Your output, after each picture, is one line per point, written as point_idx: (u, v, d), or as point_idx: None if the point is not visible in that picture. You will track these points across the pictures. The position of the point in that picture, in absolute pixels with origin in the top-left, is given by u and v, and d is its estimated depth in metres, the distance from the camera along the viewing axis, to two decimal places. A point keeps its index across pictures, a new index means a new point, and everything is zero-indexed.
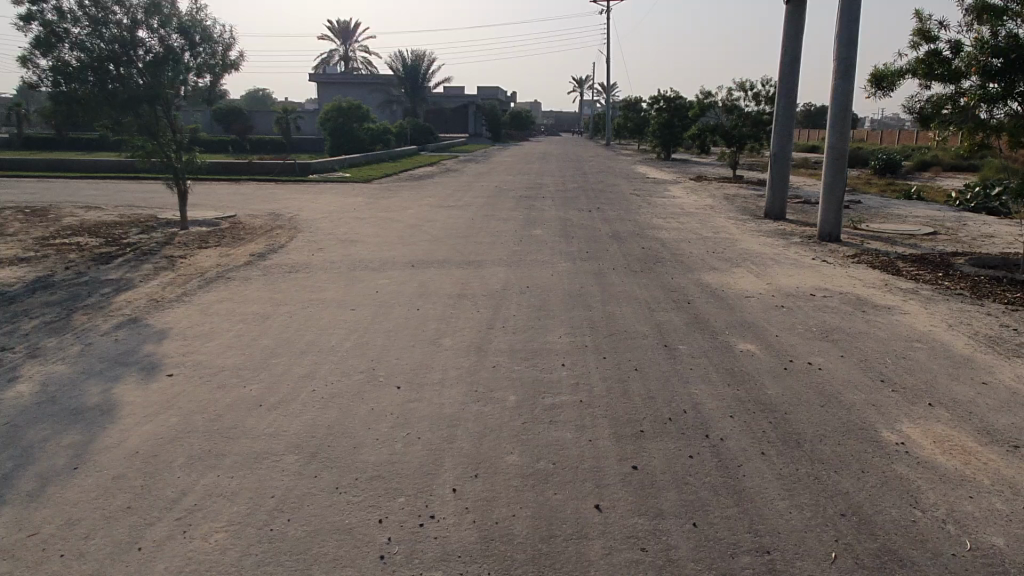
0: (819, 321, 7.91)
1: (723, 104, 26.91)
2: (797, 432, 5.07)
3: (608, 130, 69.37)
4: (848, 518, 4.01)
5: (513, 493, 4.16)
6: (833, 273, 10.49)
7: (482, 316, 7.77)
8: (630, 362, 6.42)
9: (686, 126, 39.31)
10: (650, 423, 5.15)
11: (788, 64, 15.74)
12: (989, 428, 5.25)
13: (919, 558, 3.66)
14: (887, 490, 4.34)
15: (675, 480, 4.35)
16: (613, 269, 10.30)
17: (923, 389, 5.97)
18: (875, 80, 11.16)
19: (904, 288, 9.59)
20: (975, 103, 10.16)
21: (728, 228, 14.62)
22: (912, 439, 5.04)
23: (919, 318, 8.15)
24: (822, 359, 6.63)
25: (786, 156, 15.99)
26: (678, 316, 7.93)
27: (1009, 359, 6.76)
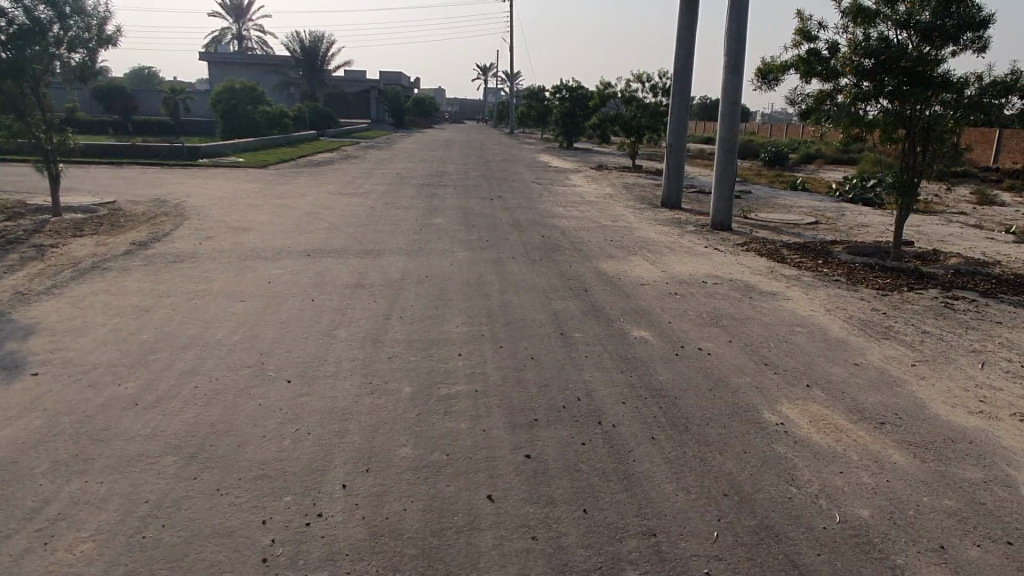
0: (709, 307, 8.21)
1: (622, 95, 27.55)
2: (685, 416, 5.23)
3: (511, 119, 69.74)
4: (731, 498, 4.17)
5: (404, 487, 4.08)
6: (723, 261, 10.92)
7: (379, 306, 7.63)
8: (527, 351, 6.45)
9: (587, 117, 40.01)
10: (544, 412, 5.18)
11: (683, 58, 16.18)
12: (859, 406, 5.60)
13: (794, 533, 3.85)
14: (766, 469, 4.54)
15: (567, 468, 4.40)
16: (513, 258, 10.34)
17: (801, 371, 6.30)
18: (761, 74, 11.63)
19: (787, 275, 10.10)
20: (851, 99, 10.78)
21: (625, 217, 14.96)
22: (791, 419, 5.30)
23: (800, 303, 8.61)
24: (711, 344, 6.89)
25: (681, 148, 16.49)
26: (575, 304, 8.04)
27: (878, 341, 7.25)
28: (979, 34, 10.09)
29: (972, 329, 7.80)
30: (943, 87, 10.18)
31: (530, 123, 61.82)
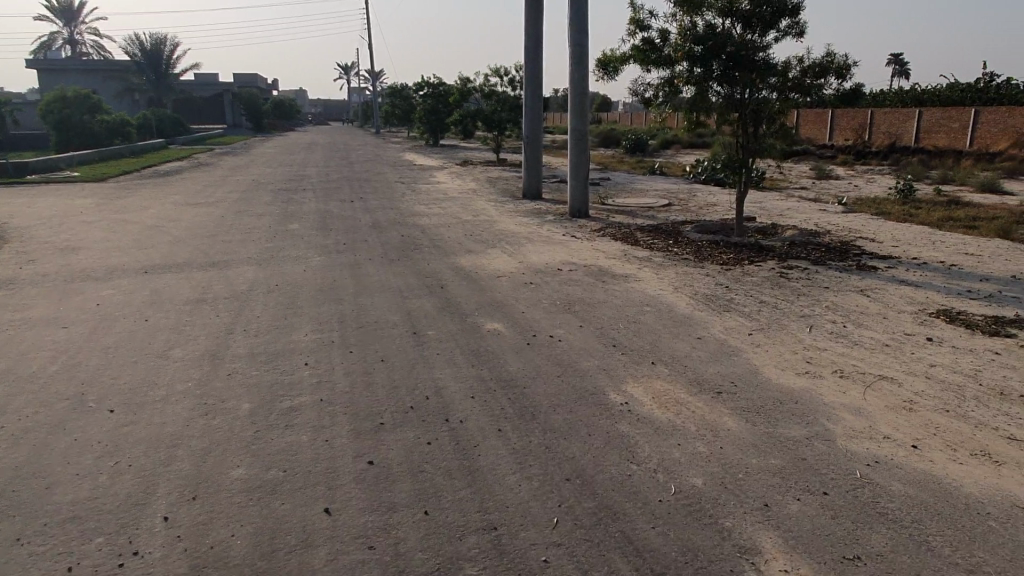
0: (563, 294, 8.35)
1: (481, 90, 27.70)
2: (532, 405, 5.26)
3: (376, 118, 68.51)
4: (572, 482, 4.22)
5: (234, 510, 3.86)
6: (580, 247, 11.16)
7: (221, 321, 7.21)
8: (377, 354, 6.29)
9: (451, 112, 39.91)
10: (390, 415, 5.06)
11: (533, 51, 16.37)
12: (699, 378, 5.84)
13: (631, 509, 3.94)
14: (609, 449, 4.64)
15: (410, 469, 4.32)
16: (369, 260, 10.13)
17: (647, 350, 6.50)
18: (602, 64, 11.97)
19: (639, 257, 10.45)
20: (686, 84, 11.29)
21: (487, 210, 15.02)
22: (634, 397, 5.45)
23: (650, 283, 8.93)
24: (562, 331, 6.99)
25: (537, 140, 16.76)
26: (430, 301, 7.94)
27: (719, 314, 7.62)
28: (794, 21, 10.82)
29: (803, 295, 8.35)
30: (767, 71, 10.87)
31: (395, 121, 61.09)
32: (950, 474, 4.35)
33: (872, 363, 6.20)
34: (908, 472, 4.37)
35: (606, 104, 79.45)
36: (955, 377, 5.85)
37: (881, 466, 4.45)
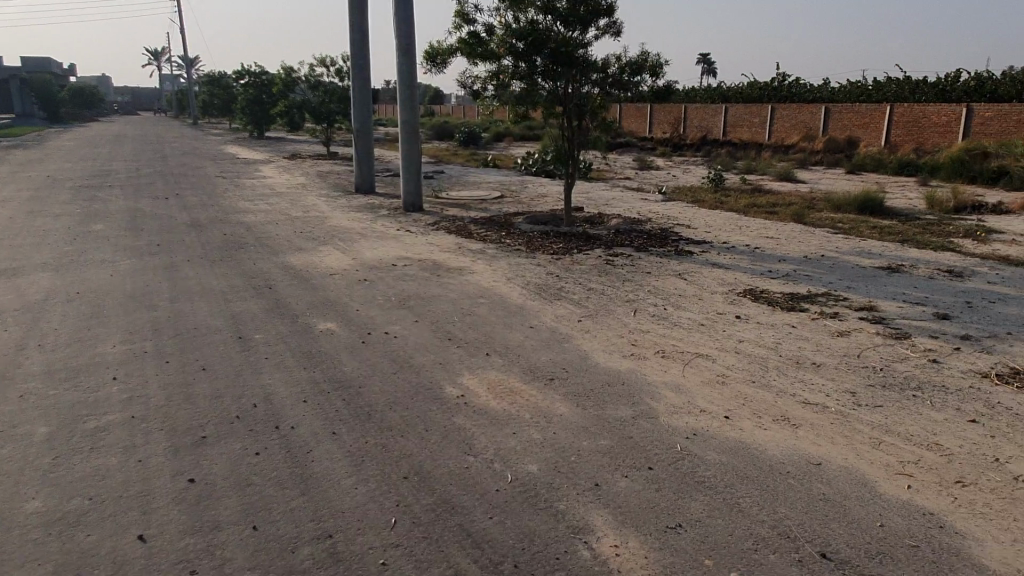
0: (398, 290, 8.24)
1: (306, 80, 26.68)
2: (368, 404, 5.15)
3: (193, 109, 64.02)
4: (409, 480, 4.17)
5: (29, 549, 3.44)
6: (414, 242, 11.07)
7: (11, 336, 6.41)
8: (197, 362, 5.87)
9: (275, 103, 38.13)
10: (214, 426, 4.74)
11: (359, 41, 15.97)
12: (532, 367, 5.99)
13: (469, 502, 3.96)
14: (446, 443, 4.63)
15: (237, 483, 4.07)
16: (188, 261, 9.44)
17: (482, 342, 6.57)
18: (429, 57, 11.92)
19: (473, 250, 10.55)
20: (513, 78, 11.46)
21: (318, 206, 14.51)
22: (471, 389, 5.49)
23: (484, 275, 9.03)
24: (397, 327, 6.90)
25: (367, 133, 16.43)
26: (257, 303, 7.54)
27: (551, 303, 7.86)
28: (610, 20, 11.37)
29: (628, 281, 8.81)
30: (587, 66, 11.31)
31: (215, 111, 57.42)
32: (756, 440, 4.76)
33: (690, 342, 6.66)
34: (721, 442, 4.74)
35: (439, 97, 79.57)
36: (760, 351, 6.43)
37: (698, 438, 4.79)
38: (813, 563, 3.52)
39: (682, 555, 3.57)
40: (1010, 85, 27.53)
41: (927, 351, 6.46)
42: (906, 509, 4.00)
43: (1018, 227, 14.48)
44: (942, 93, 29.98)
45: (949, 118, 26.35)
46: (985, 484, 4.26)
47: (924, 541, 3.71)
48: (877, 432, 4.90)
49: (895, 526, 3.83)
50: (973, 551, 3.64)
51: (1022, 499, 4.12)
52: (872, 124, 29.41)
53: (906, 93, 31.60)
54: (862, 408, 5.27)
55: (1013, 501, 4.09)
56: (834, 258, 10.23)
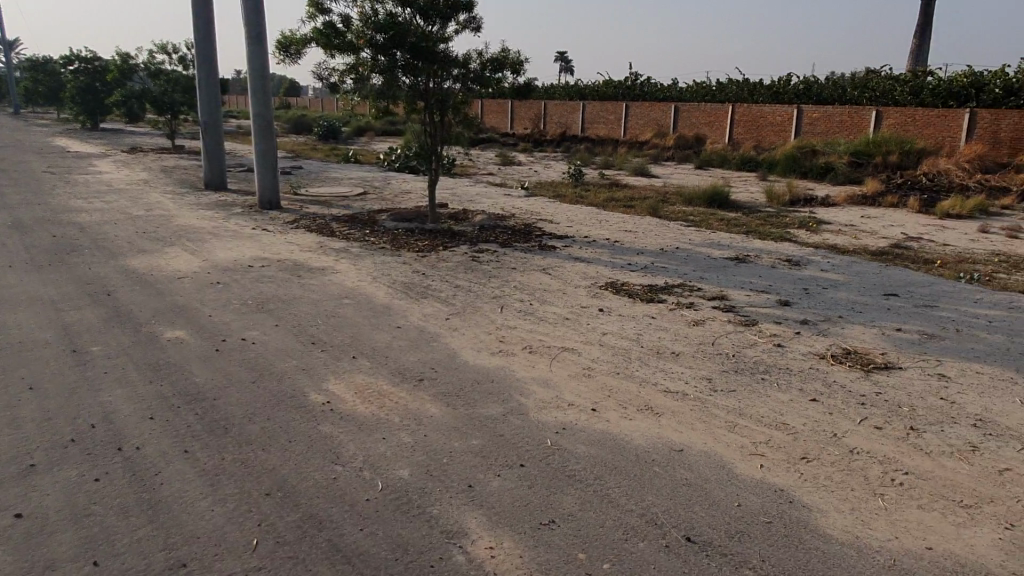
0: (255, 292, 7.80)
1: (146, 68, 24.79)
2: (224, 417, 4.82)
3: (13, 97, 57.87)
4: (272, 497, 3.93)
5: None
6: (272, 241, 10.56)
7: None
8: (23, 381, 5.25)
9: (111, 92, 35.19)
10: (44, 452, 4.26)
11: (203, 27, 14.96)
12: (400, 368, 5.85)
13: (338, 514, 3.79)
14: (311, 454, 4.41)
15: (73, 514, 3.67)
16: (9, 267, 8.46)
17: (348, 344, 6.34)
18: (282, 47, 11.38)
19: (336, 248, 10.21)
20: (372, 71, 11.16)
21: (163, 204, 13.51)
22: (337, 395, 5.27)
23: (348, 275, 8.75)
24: (255, 332, 6.52)
25: (218, 126, 15.51)
26: (94, 312, 6.87)
27: (418, 301, 7.73)
28: (470, 15, 11.34)
29: (494, 277, 8.83)
30: (448, 62, 11.23)
31: (38, 99, 52.16)
32: (622, 430, 4.90)
33: (556, 336, 6.77)
34: (590, 434, 4.83)
35: (294, 89, 76.71)
36: (623, 342, 6.64)
37: (568, 431, 4.86)
38: (679, 547, 3.65)
39: (557, 551, 3.59)
40: (832, 88, 30.26)
41: (772, 336, 6.93)
42: (760, 488, 4.25)
43: (843, 218, 15.91)
44: (776, 95, 32.47)
45: (782, 118, 28.53)
46: (826, 459, 4.61)
47: (777, 516, 3.96)
48: (731, 415, 5.18)
49: (750, 505, 4.06)
50: (819, 522, 3.93)
51: (858, 470, 4.49)
52: (716, 123, 31.37)
53: (745, 93, 33.95)
54: (718, 393, 5.56)
55: (850, 473, 4.46)
56: (687, 250, 10.76)
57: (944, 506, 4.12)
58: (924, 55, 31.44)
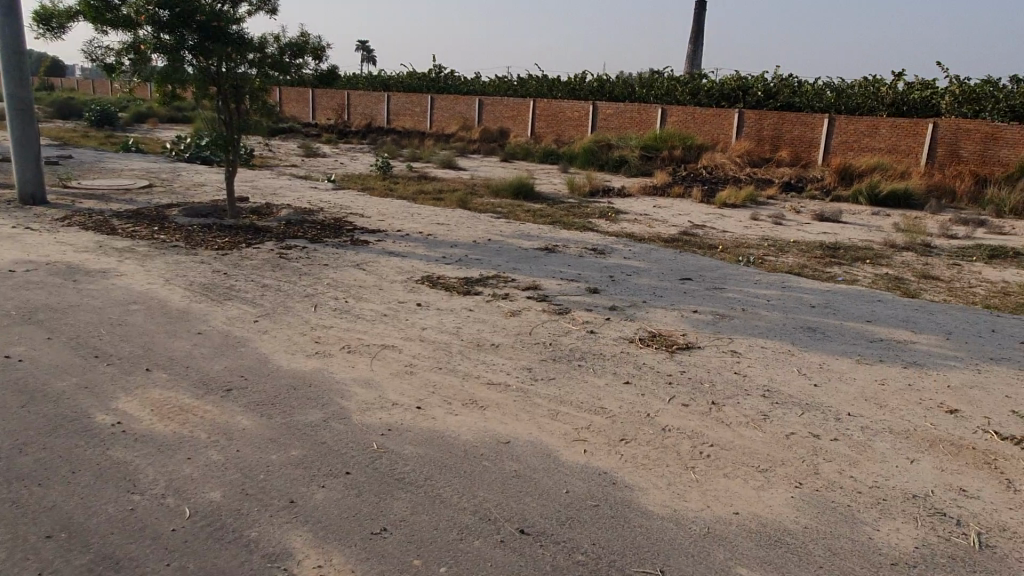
0: (19, 301, 6.76)
1: None
2: None
3: None
4: (55, 539, 3.40)
5: None
6: (39, 241, 9.23)
7: None
8: None
9: None
10: None
11: None
12: (204, 378, 5.33)
13: (140, 551, 3.36)
14: (101, 484, 3.87)
15: None
16: None
17: (140, 355, 5.67)
18: (42, 21, 10.02)
19: (119, 248, 9.15)
20: (155, 51, 10.13)
21: None
22: (129, 414, 4.69)
23: (135, 277, 7.86)
24: (23, 348, 5.64)
25: None
26: None
27: (220, 303, 7.13)
28: None
29: (304, 275, 8.38)
30: (243, 44, 10.49)
31: None
32: (448, 427, 4.83)
33: (374, 334, 6.54)
34: (416, 433, 4.71)
35: (59, 69, 68.21)
36: (443, 337, 6.56)
37: (393, 432, 4.70)
38: (514, 541, 3.64)
39: (390, 560, 3.43)
40: (622, 87, 32.34)
41: (585, 323, 7.21)
42: (585, 472, 4.37)
43: (638, 208, 17.05)
44: (572, 91, 34.11)
45: (578, 114, 30.01)
46: (642, 438, 4.85)
47: (603, 499, 4.09)
48: (553, 404, 5.30)
49: (577, 491, 4.16)
50: (640, 500, 4.11)
51: (670, 446, 4.77)
52: (518, 117, 32.31)
53: (544, 89, 35.32)
54: (539, 382, 5.67)
55: (664, 450, 4.73)
56: (500, 241, 10.93)
57: (745, 473, 4.49)
58: (697, 59, 34.58)
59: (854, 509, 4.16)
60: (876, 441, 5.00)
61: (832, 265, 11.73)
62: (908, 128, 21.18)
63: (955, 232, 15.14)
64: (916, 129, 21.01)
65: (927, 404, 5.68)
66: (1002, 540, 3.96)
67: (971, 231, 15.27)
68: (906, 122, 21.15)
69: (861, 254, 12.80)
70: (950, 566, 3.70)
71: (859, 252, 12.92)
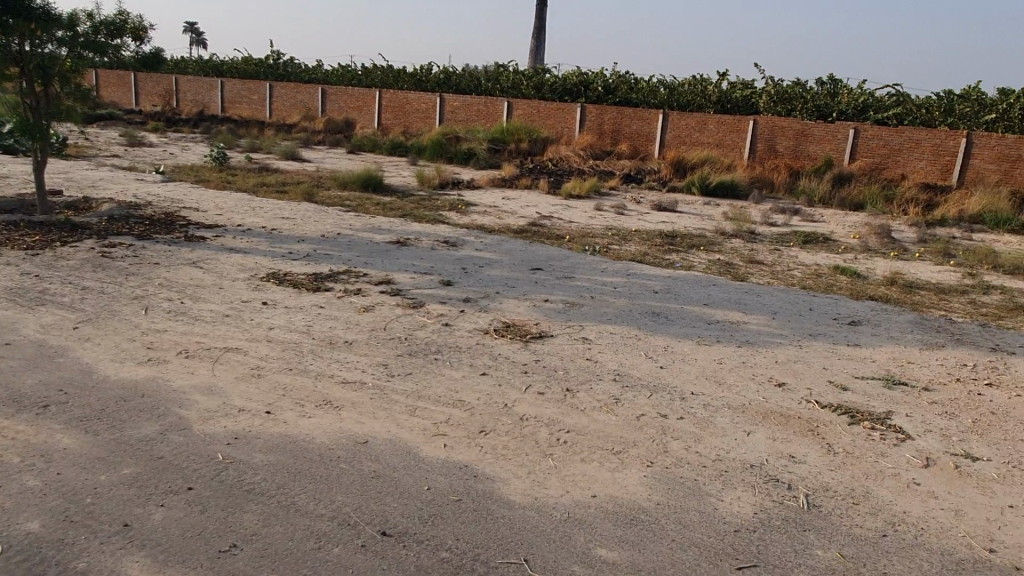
0: None
1: None
2: None
3: None
4: None
5: None
6: None
7: None
8: None
9: None
10: None
11: None
12: (15, 395, 4.73)
13: None
14: None
15: None
16: None
17: None
18: None
19: None
20: None
21: None
22: None
23: None
24: None
25: None
26: None
27: (33, 310, 6.37)
28: None
29: (132, 276, 7.68)
30: (49, 19, 9.46)
31: None
32: (301, 430, 4.59)
33: (216, 336, 6.11)
34: (266, 440, 4.44)
35: None
36: (292, 336, 6.24)
37: (241, 441, 4.40)
38: (375, 544, 3.52)
39: None
40: (468, 79, 32.47)
41: (440, 316, 7.14)
42: (446, 467, 4.32)
43: (488, 200, 17.21)
44: (419, 83, 33.84)
45: (424, 106, 29.77)
46: (501, 429, 4.88)
47: (465, 492, 4.06)
48: (411, 399, 5.19)
49: (439, 486, 4.10)
50: (502, 491, 4.12)
51: (528, 435, 4.83)
52: (363, 107, 31.57)
53: (390, 79, 34.76)
54: (395, 378, 5.54)
55: (522, 439, 4.78)
56: (349, 235, 10.61)
57: (600, 456, 4.64)
58: (541, 54, 35.41)
59: (699, 482, 4.41)
60: (717, 416, 5.33)
61: (671, 252, 12.44)
62: (732, 124, 22.91)
63: (775, 220, 16.56)
64: (739, 125, 22.77)
65: (758, 378, 6.16)
66: (826, 499, 4.36)
67: (788, 218, 16.76)
68: (730, 119, 22.88)
69: (695, 241, 13.67)
70: (784, 527, 4.02)
71: (694, 239, 13.80)
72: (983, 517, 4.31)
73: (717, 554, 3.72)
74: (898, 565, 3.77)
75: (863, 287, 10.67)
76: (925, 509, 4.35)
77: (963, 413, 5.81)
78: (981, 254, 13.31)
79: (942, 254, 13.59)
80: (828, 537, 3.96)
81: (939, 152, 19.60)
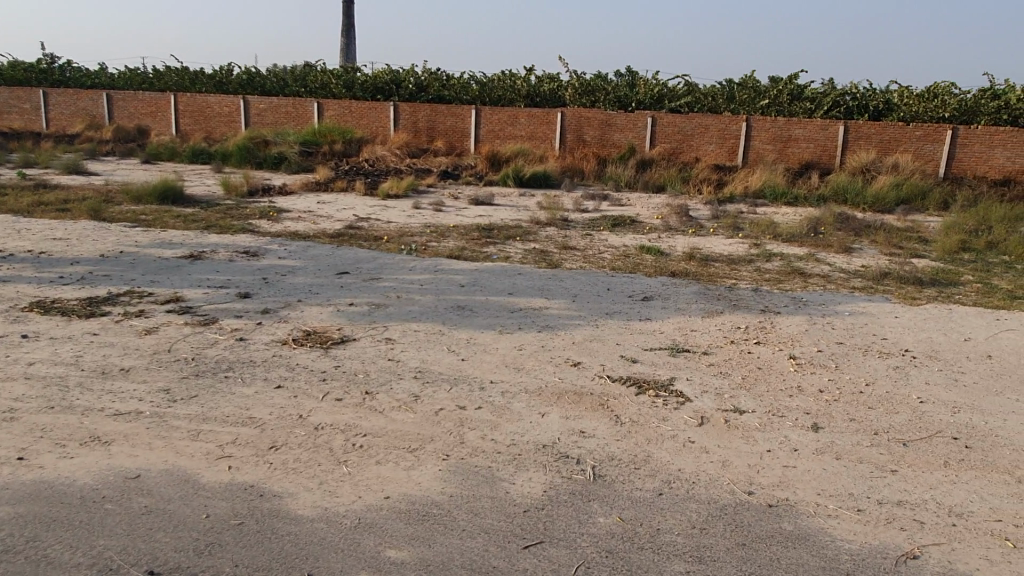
0: None
1: None
2: None
3: None
4: None
5: None
6: None
7: None
8: None
9: None
10: None
11: None
12: None
13: None
14: None
15: None
16: None
17: None
18: None
19: None
20: None
21: None
22: None
23: None
24: None
25: None
26: None
27: None
28: None
29: None
30: None
31: None
32: (60, 473, 4.16)
33: None
34: (16, 491, 3.97)
35: None
36: (56, 370, 5.63)
37: None
38: None
39: None
40: (274, 80, 31.08)
41: (234, 331, 6.77)
42: (228, 490, 4.09)
43: (300, 205, 16.61)
44: (220, 85, 31.91)
45: (227, 108, 28.09)
46: (293, 442, 4.70)
47: (247, 514, 3.86)
48: (195, 423, 4.88)
49: (218, 512, 3.87)
50: (290, 507, 3.98)
51: (322, 444, 4.70)
52: (158, 113, 29.27)
53: (187, 82, 32.49)
54: (178, 403, 5.18)
55: (316, 449, 4.64)
56: (133, 253, 9.78)
57: (396, 456, 4.62)
58: (351, 51, 34.64)
59: (493, 469, 4.51)
60: (514, 402, 5.49)
61: (487, 245, 12.67)
62: (541, 117, 23.67)
63: (585, 207, 17.36)
64: (547, 118, 23.58)
65: (556, 360, 6.41)
66: (611, 468, 4.63)
67: (597, 204, 17.65)
68: (539, 112, 23.62)
69: (511, 232, 14.02)
70: (570, 500, 4.21)
71: (510, 231, 14.14)
72: (746, 464, 4.78)
73: (506, 536, 3.82)
74: (671, 519, 4.07)
75: (664, 264, 11.45)
76: (697, 464, 4.74)
77: (735, 371, 6.42)
78: (762, 225, 14.75)
79: (730, 228, 14.91)
80: (610, 504, 4.19)
81: (724, 136, 21.48)
